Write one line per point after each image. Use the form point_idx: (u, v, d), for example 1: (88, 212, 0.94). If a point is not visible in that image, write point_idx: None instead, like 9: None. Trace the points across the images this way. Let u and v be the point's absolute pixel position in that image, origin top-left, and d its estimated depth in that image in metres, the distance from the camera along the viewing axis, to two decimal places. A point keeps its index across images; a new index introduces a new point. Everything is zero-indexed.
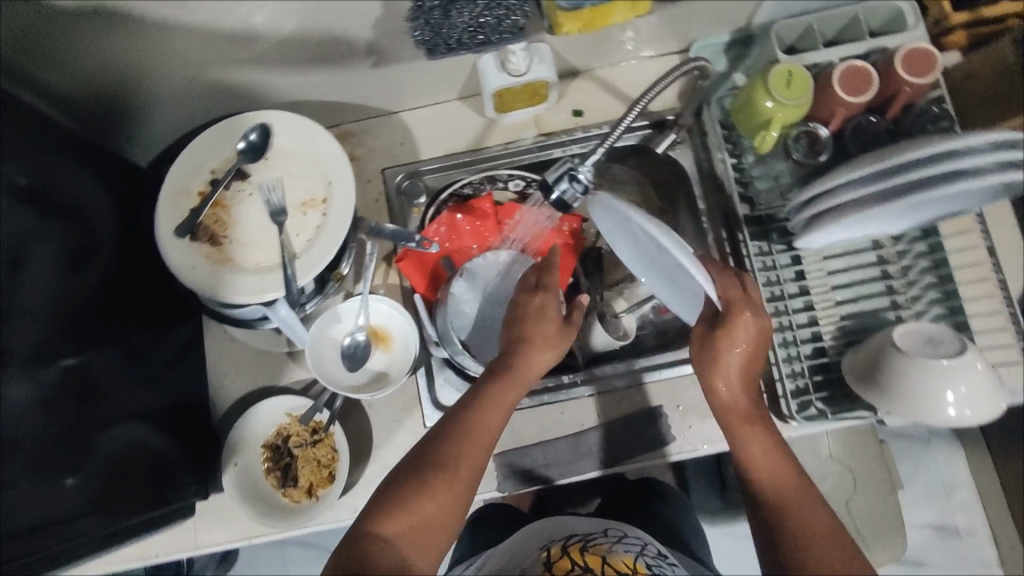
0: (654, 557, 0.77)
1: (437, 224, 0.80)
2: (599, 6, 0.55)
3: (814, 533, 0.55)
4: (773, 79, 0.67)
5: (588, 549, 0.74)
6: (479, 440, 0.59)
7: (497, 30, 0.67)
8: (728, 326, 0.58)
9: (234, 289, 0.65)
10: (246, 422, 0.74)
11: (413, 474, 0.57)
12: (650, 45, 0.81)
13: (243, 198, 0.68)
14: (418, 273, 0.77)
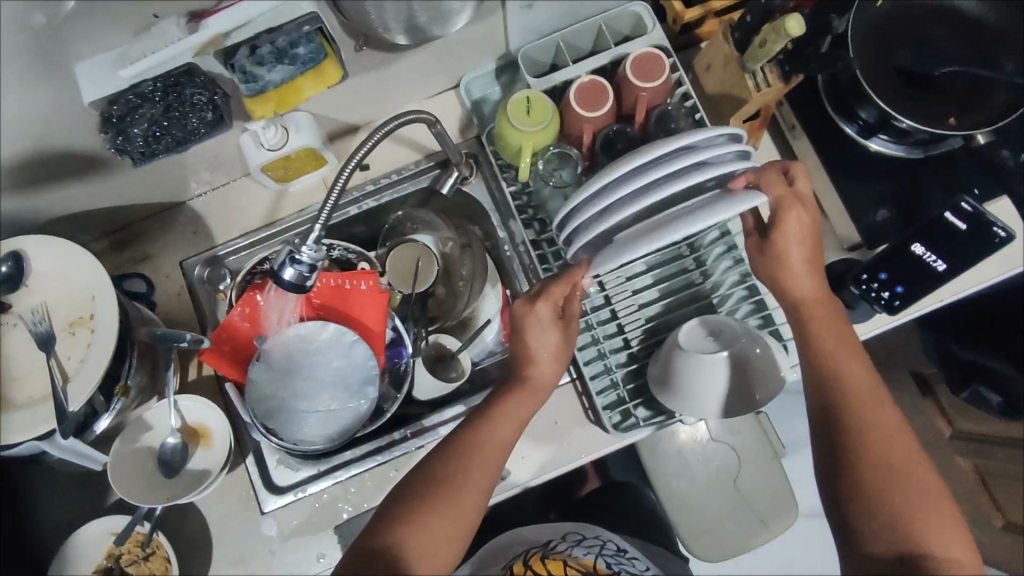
0: (613, 555, 0.83)
1: (240, 307, 0.76)
2: (280, 88, 0.67)
3: (874, 439, 0.58)
4: (511, 108, 0.68)
5: (547, 556, 0.80)
6: (491, 451, 0.63)
7: (186, 128, 0.67)
8: (777, 225, 0.63)
9: (7, 430, 0.64)
10: (69, 553, 0.71)
11: (421, 488, 0.61)
12: (420, 88, 0.82)
13: (10, 330, 0.67)
14: (226, 362, 0.75)
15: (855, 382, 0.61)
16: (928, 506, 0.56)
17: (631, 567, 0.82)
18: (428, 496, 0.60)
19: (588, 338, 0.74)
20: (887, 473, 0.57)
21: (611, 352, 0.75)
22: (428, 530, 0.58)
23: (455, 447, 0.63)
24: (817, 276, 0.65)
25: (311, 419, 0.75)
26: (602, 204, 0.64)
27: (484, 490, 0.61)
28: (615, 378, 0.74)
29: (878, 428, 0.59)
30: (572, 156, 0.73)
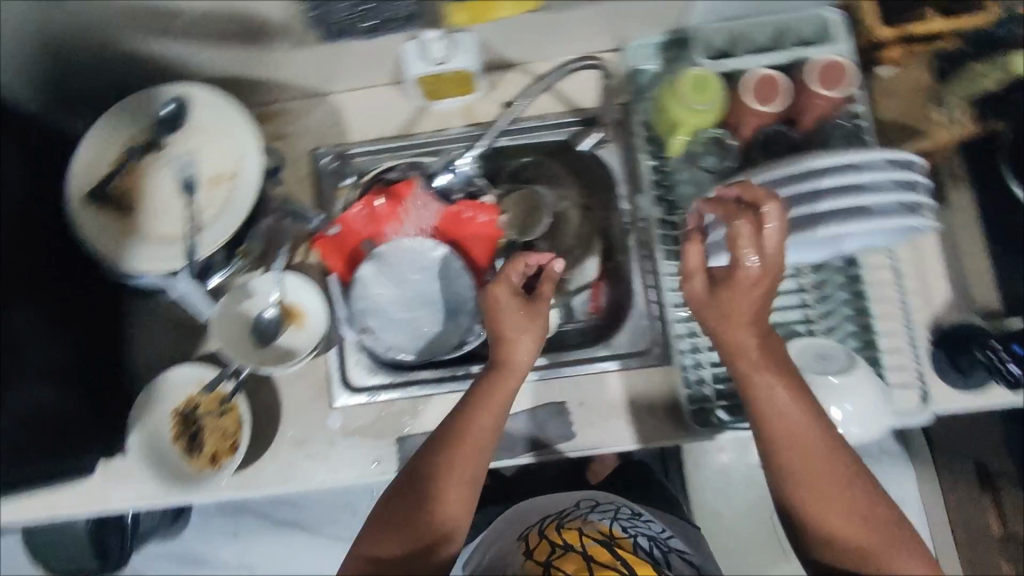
0: (628, 518, 0.77)
1: (358, 207, 0.78)
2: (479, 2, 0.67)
3: (826, 506, 0.56)
4: (682, 83, 0.65)
5: (564, 526, 0.71)
6: (473, 440, 0.63)
7: (383, 18, 0.69)
8: (731, 284, 0.56)
9: (137, 256, 0.66)
10: (155, 390, 0.76)
11: (399, 504, 0.63)
12: (584, 40, 0.80)
13: (158, 168, 0.70)
14: (337, 254, 0.79)
15: (808, 440, 0.57)
16: (891, 543, 0.55)
17: (646, 530, 0.76)
18: (401, 499, 0.63)
19: (687, 328, 0.75)
20: (847, 520, 0.56)
21: (704, 348, 0.75)
22: (404, 532, 0.62)
23: (429, 454, 0.64)
24: (761, 325, 0.58)
25: (402, 330, 0.78)
26: (746, 205, 0.65)
27: (463, 475, 0.63)
28: (705, 374, 0.74)
29: (831, 483, 0.56)
30: (721, 146, 0.71)
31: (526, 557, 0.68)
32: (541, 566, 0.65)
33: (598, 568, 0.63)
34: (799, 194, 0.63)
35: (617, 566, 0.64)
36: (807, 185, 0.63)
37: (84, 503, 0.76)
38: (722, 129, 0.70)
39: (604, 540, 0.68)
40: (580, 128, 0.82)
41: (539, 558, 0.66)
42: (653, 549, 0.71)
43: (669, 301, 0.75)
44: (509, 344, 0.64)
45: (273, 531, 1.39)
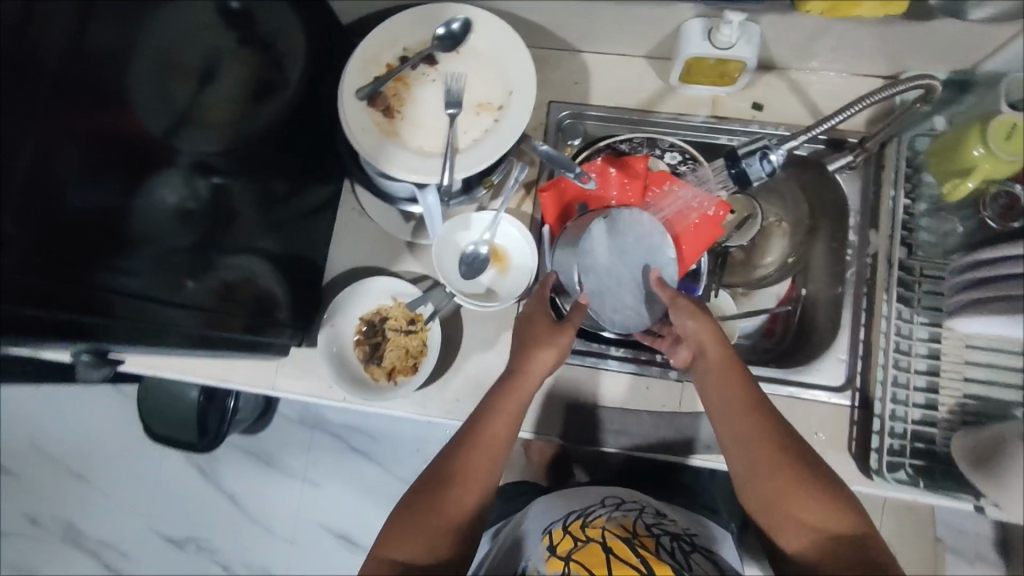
0: (654, 518, 0.73)
1: (589, 167, 0.78)
2: None
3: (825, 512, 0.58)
4: (992, 129, 0.61)
5: (588, 522, 0.68)
6: (488, 445, 0.65)
7: None
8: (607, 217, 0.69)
9: (391, 161, 0.67)
10: (352, 292, 0.78)
11: (426, 499, 0.63)
12: (859, 61, 0.77)
13: (425, 80, 0.70)
14: (555, 208, 0.77)
15: (765, 448, 0.61)
16: (823, 503, 0.58)
17: (671, 527, 0.72)
18: (433, 497, 0.63)
19: (892, 376, 0.71)
20: (824, 523, 0.58)
21: (909, 403, 0.71)
22: (428, 527, 0.61)
23: (449, 457, 0.65)
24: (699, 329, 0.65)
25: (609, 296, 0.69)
26: (980, 276, 0.66)
27: (478, 473, 0.64)
28: (902, 428, 0.70)
29: (816, 501, 0.59)
30: (1009, 203, 0.68)
31: (547, 552, 0.65)
32: (561, 562, 0.63)
33: (616, 562, 0.62)
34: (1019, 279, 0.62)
35: (636, 564, 0.62)
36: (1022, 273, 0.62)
37: (258, 378, 0.79)
38: (1013, 185, 0.68)
39: (626, 538, 0.66)
40: (826, 148, 0.79)
41: (559, 553, 0.64)
42: (675, 548, 0.67)
43: (888, 346, 0.71)
44: (529, 364, 0.66)
45: (342, 456, 1.39)
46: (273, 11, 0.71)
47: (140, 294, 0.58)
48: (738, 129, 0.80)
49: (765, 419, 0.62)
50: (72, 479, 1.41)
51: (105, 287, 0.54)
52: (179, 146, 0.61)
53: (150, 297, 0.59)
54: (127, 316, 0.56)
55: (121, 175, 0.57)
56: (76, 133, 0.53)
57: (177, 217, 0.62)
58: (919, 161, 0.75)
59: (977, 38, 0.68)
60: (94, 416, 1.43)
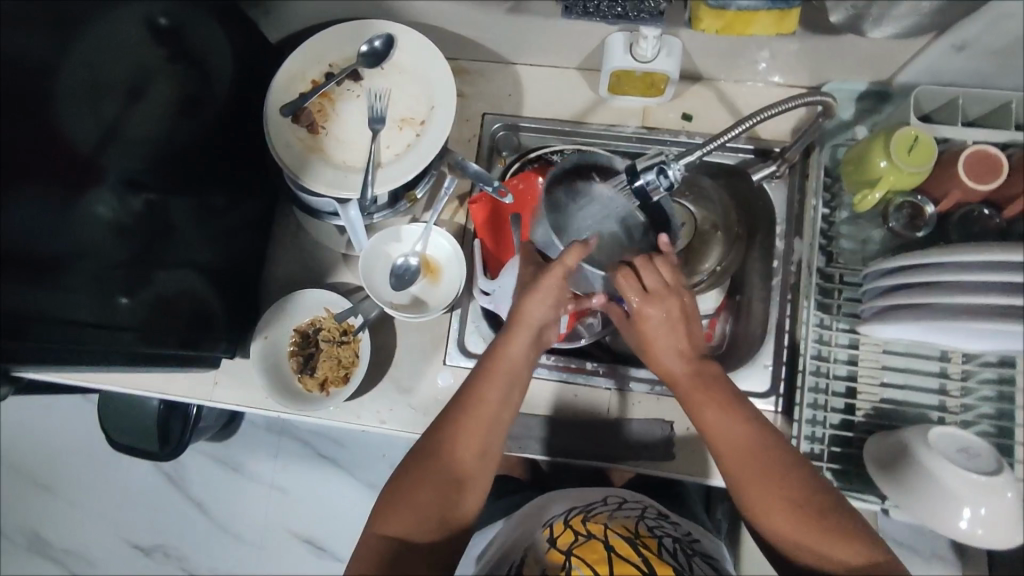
0: (655, 519, 0.72)
1: (517, 180, 0.79)
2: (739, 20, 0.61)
3: (776, 504, 0.55)
4: (896, 141, 0.64)
5: (590, 519, 0.68)
6: (487, 403, 0.60)
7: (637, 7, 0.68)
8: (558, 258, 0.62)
9: (315, 176, 0.68)
10: (287, 305, 0.79)
11: (424, 463, 0.59)
12: (782, 72, 0.79)
13: (349, 96, 0.71)
14: (485, 221, 0.79)
15: (726, 433, 0.58)
16: (778, 492, 0.55)
17: (671, 531, 0.70)
18: (423, 465, 0.59)
19: (813, 382, 0.74)
20: (805, 532, 0.54)
21: (827, 407, 0.74)
22: (417, 502, 0.57)
23: (444, 424, 0.60)
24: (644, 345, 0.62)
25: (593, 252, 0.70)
26: (895, 283, 0.65)
27: (473, 444, 0.59)
28: (821, 432, 0.73)
29: (769, 491, 0.56)
30: (913, 213, 0.69)
31: (549, 545, 0.64)
32: (562, 555, 0.62)
33: (618, 561, 0.60)
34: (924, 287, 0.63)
35: (637, 562, 0.60)
36: (926, 279, 0.62)
37: (196, 390, 0.80)
38: (919, 197, 0.69)
39: (628, 538, 0.64)
40: (753, 157, 0.80)
41: (560, 546, 0.63)
42: (677, 550, 0.65)
43: (808, 353, 0.73)
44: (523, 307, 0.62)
45: (307, 462, 1.39)
46: (200, 28, 0.72)
47: (73, 315, 0.59)
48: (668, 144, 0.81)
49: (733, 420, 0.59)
50: (40, 490, 1.42)
51: (35, 311, 0.55)
52: (108, 165, 0.62)
53: (83, 315, 0.60)
54: (54, 337, 0.57)
55: (41, 186, 0.55)
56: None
57: (112, 232, 0.63)
58: (837, 171, 0.79)
59: (888, 52, 0.70)
60: (61, 426, 1.43)
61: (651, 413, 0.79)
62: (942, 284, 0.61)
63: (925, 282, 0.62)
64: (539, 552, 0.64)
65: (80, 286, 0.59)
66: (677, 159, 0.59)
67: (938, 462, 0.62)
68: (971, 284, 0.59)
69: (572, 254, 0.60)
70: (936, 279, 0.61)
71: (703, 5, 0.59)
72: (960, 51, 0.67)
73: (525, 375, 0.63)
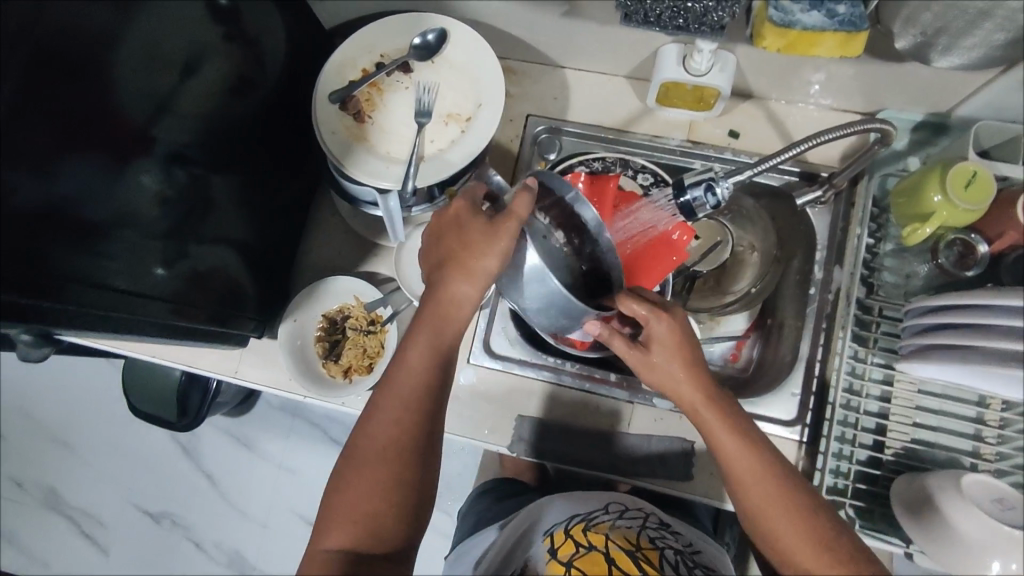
0: (656, 529, 0.71)
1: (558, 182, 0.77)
2: (806, 32, 0.57)
3: (777, 513, 0.56)
4: (952, 176, 0.62)
5: (591, 528, 0.67)
6: (410, 402, 0.59)
7: (699, 20, 0.66)
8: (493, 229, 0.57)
9: (358, 164, 0.68)
10: (318, 290, 0.80)
11: (353, 471, 0.57)
12: (836, 97, 0.77)
13: (398, 88, 0.72)
14: None
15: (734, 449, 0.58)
16: (783, 503, 0.56)
17: (672, 542, 0.70)
18: (355, 470, 0.57)
19: (842, 415, 0.72)
20: (795, 533, 0.55)
21: (856, 443, 0.72)
22: (359, 504, 0.56)
23: (367, 422, 0.59)
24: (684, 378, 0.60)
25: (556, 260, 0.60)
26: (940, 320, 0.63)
27: (398, 435, 0.58)
28: (847, 468, 0.70)
29: (779, 503, 0.56)
30: (964, 251, 0.68)
31: (549, 556, 0.65)
32: (563, 567, 0.63)
33: None
34: (969, 329, 0.60)
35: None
36: (973, 319, 0.60)
37: (221, 365, 0.82)
38: (971, 235, 0.68)
39: (630, 550, 0.65)
40: (798, 181, 0.79)
41: (561, 558, 0.64)
42: (679, 563, 0.65)
43: (839, 385, 0.71)
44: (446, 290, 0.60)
45: (318, 446, 1.40)
46: (258, 10, 0.73)
47: (114, 284, 0.59)
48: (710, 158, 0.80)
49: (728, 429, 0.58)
50: (59, 447, 1.45)
51: (80, 277, 0.56)
52: (157, 136, 0.63)
53: (122, 285, 0.60)
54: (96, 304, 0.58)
55: (91, 151, 0.56)
56: (55, 108, 0.53)
57: (155, 203, 0.64)
58: (885, 202, 0.76)
59: (950, 83, 0.68)
60: (85, 386, 1.46)
61: (672, 431, 0.77)
62: (987, 327, 0.59)
63: (970, 322, 0.60)
64: (540, 564, 0.65)
65: (122, 255, 0.60)
66: (726, 177, 0.57)
67: (973, 509, 0.59)
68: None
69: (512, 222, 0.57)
70: (981, 322, 0.59)
71: (768, 22, 0.57)
72: None
73: (449, 357, 0.61)
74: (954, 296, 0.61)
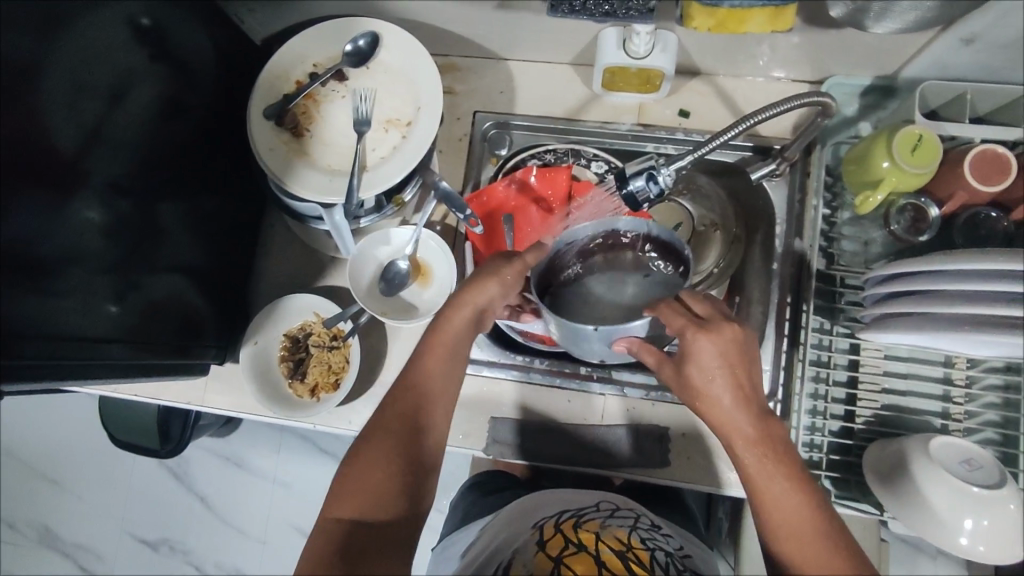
0: (647, 531, 0.70)
1: (511, 180, 0.77)
2: (736, 10, 0.56)
3: (790, 509, 0.50)
4: (898, 141, 0.62)
5: (582, 526, 0.67)
6: (434, 384, 0.59)
7: (625, 5, 0.66)
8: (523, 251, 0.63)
9: (300, 181, 0.67)
10: (277, 309, 0.78)
11: (372, 442, 0.55)
12: (783, 67, 0.76)
13: (335, 97, 0.70)
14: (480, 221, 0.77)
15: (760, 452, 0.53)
16: (796, 500, 0.51)
17: (664, 544, 0.69)
18: (372, 443, 0.55)
19: (812, 388, 0.72)
20: (804, 530, 0.50)
21: (827, 414, 0.72)
22: (373, 477, 0.54)
23: (389, 399, 0.58)
24: (735, 394, 0.54)
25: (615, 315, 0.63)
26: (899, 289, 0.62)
27: (421, 413, 0.57)
28: (820, 440, 0.71)
29: (788, 497, 0.51)
30: (916, 217, 0.68)
31: (537, 547, 0.64)
32: (551, 562, 0.62)
33: None
34: (927, 296, 0.60)
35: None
36: (930, 287, 0.60)
37: (188, 395, 0.80)
38: (921, 199, 0.67)
39: (620, 551, 0.64)
40: (752, 155, 0.78)
41: (549, 552, 0.63)
42: (669, 564, 0.65)
43: (807, 358, 0.71)
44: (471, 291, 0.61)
45: (307, 459, 1.39)
46: (183, 29, 0.71)
47: (60, 330, 0.58)
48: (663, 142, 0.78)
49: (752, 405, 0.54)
50: (47, 484, 1.44)
51: (22, 328, 0.54)
52: (91, 172, 0.60)
53: (69, 330, 0.59)
54: (43, 354, 0.56)
55: (26, 190, 0.54)
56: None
57: (102, 236, 0.62)
58: (838, 170, 0.76)
59: (893, 45, 0.67)
60: (66, 421, 1.44)
61: (645, 419, 0.78)
62: (944, 292, 0.59)
63: (929, 289, 0.60)
64: (525, 551, 0.64)
65: (68, 299, 0.58)
66: (668, 163, 0.56)
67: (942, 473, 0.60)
68: (981, 291, 0.56)
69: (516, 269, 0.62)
70: (938, 287, 0.59)
71: (695, 3, 0.56)
72: (968, 44, 0.64)
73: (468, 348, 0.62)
74: (911, 263, 0.61)
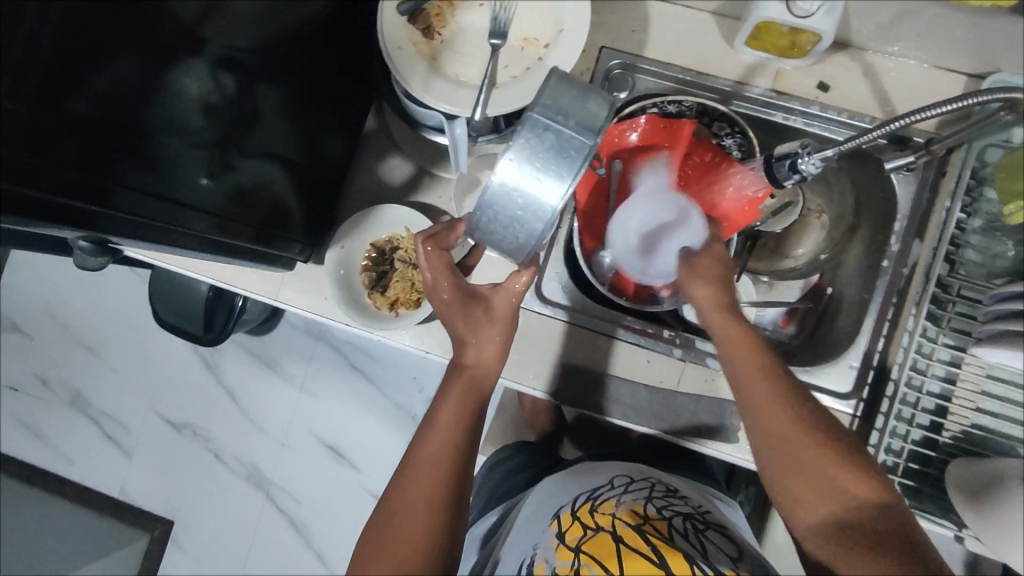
0: (663, 498, 0.70)
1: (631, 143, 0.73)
2: None
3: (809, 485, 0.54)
4: None
5: (597, 509, 0.66)
6: (438, 460, 0.58)
7: None
8: (493, 300, 0.63)
9: (424, 85, 0.63)
10: (367, 217, 0.76)
11: (385, 525, 0.56)
12: (946, 52, 0.71)
13: (472, 6, 0.68)
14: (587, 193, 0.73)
15: (796, 452, 0.55)
16: (827, 489, 0.53)
17: (681, 507, 0.69)
18: (385, 527, 0.56)
19: (903, 392, 0.69)
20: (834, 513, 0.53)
21: (912, 422, 0.69)
22: (384, 561, 0.54)
23: (401, 479, 0.58)
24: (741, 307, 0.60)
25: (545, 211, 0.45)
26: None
27: (433, 486, 0.57)
28: (901, 447, 0.69)
29: (822, 487, 0.53)
30: None
31: (557, 540, 0.63)
32: (572, 553, 0.61)
33: (628, 556, 0.59)
34: None
35: (648, 553, 0.59)
36: None
37: (262, 287, 0.80)
38: None
39: (636, 526, 0.63)
40: (886, 144, 0.73)
41: (569, 543, 0.62)
42: (688, 531, 0.64)
43: (906, 362, 0.69)
44: (473, 342, 0.62)
45: (341, 371, 1.40)
46: None
47: (160, 192, 0.54)
48: (805, 154, 0.61)
49: (788, 423, 0.55)
50: (83, 350, 1.46)
51: (121, 178, 0.51)
52: (208, 36, 0.57)
53: (170, 196, 0.56)
54: (140, 213, 0.53)
55: (129, 52, 0.50)
56: (72, 5, 0.47)
57: (200, 109, 0.58)
58: (982, 174, 0.71)
59: None
60: (111, 294, 1.46)
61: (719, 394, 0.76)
62: None
63: None
64: (545, 547, 0.63)
65: (166, 162, 0.55)
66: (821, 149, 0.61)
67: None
68: None
69: (503, 300, 0.63)
70: None
71: None
72: None
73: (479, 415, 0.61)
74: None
